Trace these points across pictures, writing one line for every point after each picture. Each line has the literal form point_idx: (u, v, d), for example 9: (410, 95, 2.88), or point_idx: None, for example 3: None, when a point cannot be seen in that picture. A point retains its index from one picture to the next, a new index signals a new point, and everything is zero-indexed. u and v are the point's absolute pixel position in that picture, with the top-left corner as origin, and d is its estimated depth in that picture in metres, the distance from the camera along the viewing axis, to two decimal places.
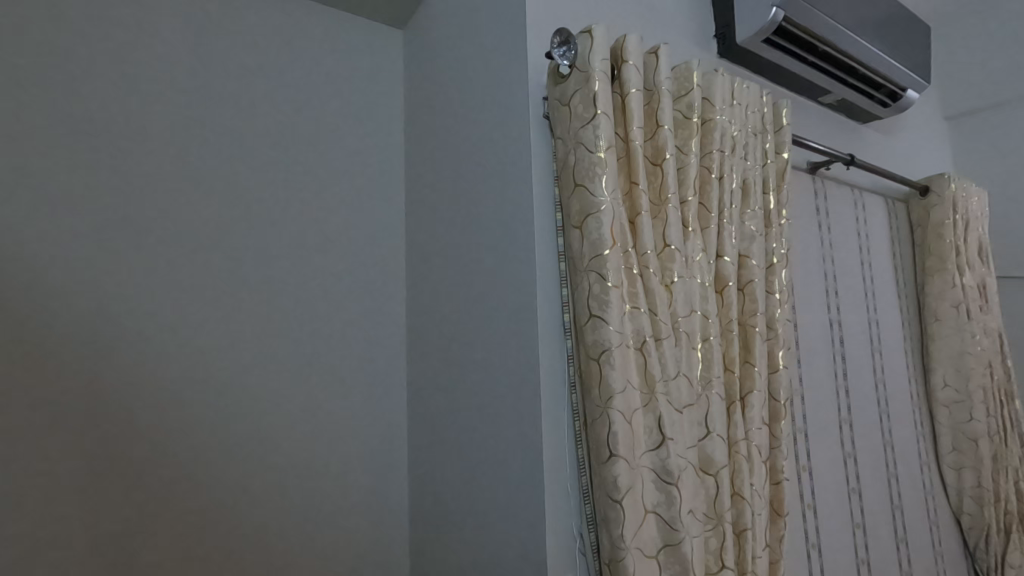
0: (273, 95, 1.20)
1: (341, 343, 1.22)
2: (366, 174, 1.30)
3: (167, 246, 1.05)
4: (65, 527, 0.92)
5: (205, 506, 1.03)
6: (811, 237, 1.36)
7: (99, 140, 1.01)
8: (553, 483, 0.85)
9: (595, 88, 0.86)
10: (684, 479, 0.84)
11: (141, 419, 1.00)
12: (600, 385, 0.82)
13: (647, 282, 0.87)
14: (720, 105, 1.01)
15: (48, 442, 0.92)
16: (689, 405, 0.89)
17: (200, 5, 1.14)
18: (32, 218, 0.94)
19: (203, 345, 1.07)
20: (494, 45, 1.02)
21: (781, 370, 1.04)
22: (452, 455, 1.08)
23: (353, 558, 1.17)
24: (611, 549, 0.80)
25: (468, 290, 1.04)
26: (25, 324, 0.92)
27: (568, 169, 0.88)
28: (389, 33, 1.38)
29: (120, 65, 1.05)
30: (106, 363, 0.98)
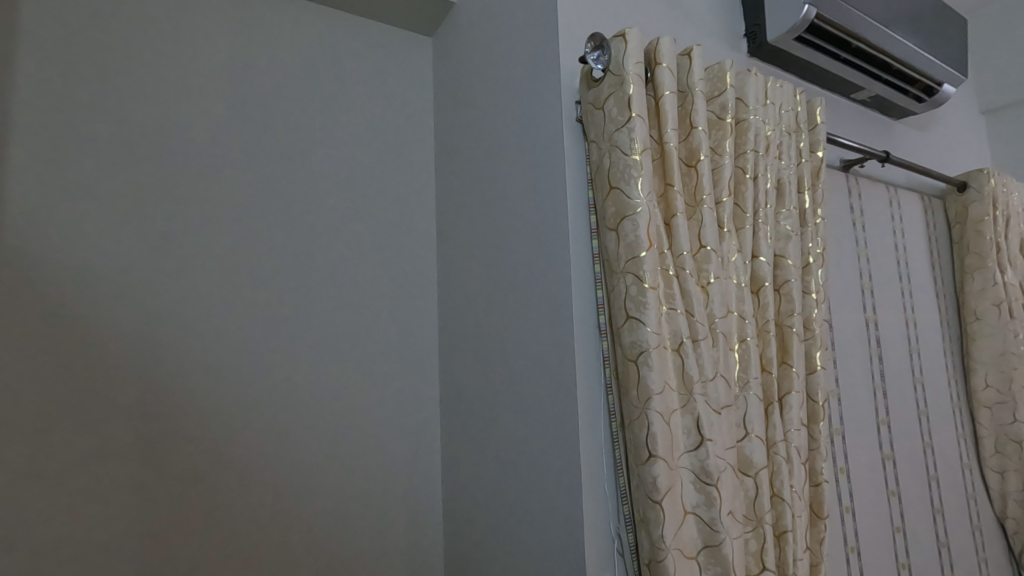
0: (308, 106, 1.24)
1: (376, 345, 1.24)
2: (398, 181, 1.32)
3: (211, 255, 1.10)
4: (120, 524, 0.97)
5: (249, 506, 1.07)
6: (845, 235, 1.34)
7: (146, 155, 1.06)
8: (590, 483, 0.86)
9: (629, 91, 0.87)
10: (724, 480, 0.84)
11: (189, 421, 1.04)
12: (638, 385, 0.82)
13: (683, 283, 0.87)
14: (754, 105, 1.00)
15: (104, 443, 0.97)
16: (727, 406, 0.89)
17: (238, 23, 1.19)
18: (86, 231, 1.00)
19: (245, 350, 1.11)
20: (524, 52, 1.03)
21: (818, 371, 1.04)
22: (486, 457, 1.10)
23: (390, 558, 1.19)
24: (651, 549, 0.80)
25: (502, 294, 1.06)
26: (80, 332, 0.98)
27: (602, 172, 0.89)
28: (418, 41, 1.41)
29: (164, 83, 1.10)
30: (155, 368, 1.03)
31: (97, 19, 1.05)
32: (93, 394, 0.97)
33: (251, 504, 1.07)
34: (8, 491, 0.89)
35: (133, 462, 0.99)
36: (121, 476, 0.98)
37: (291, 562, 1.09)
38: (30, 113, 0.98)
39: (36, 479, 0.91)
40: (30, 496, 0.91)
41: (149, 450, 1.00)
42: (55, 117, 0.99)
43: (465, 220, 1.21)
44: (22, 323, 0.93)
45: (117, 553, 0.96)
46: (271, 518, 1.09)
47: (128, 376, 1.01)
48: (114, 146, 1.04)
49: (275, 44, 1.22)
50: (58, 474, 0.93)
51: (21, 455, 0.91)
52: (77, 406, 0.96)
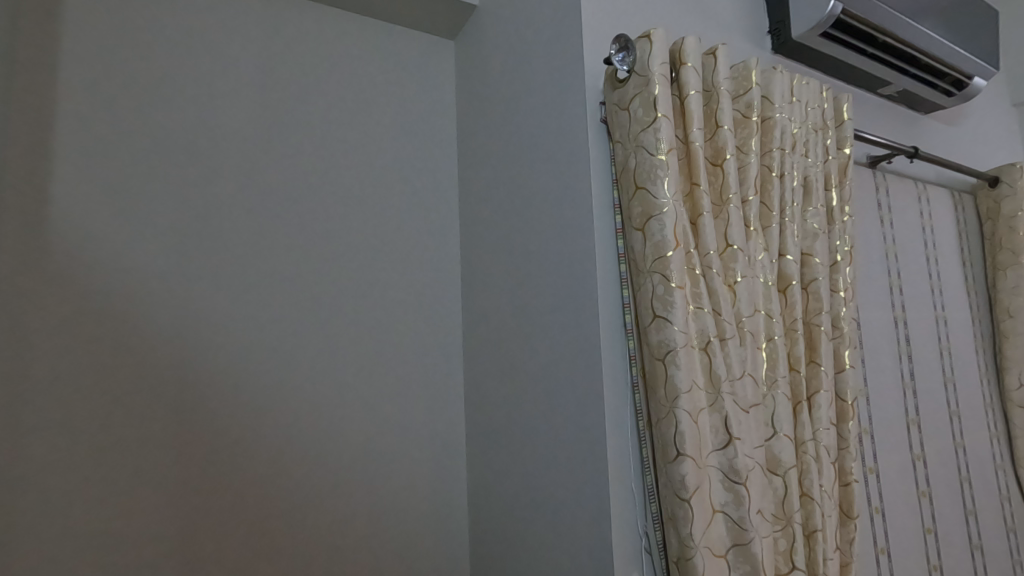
0: (334, 112, 1.26)
1: (402, 346, 1.26)
2: (422, 184, 1.34)
3: (243, 258, 1.13)
4: (155, 522, 1.00)
5: (278, 506, 1.10)
6: (873, 232, 1.32)
7: (181, 162, 1.10)
8: (618, 482, 0.86)
9: (655, 92, 0.87)
10: (753, 479, 0.85)
11: (223, 419, 1.08)
12: (665, 384, 0.83)
13: (710, 282, 0.88)
14: (780, 103, 1.00)
15: (145, 440, 1.01)
16: (755, 405, 0.89)
17: (267, 31, 1.22)
18: (126, 236, 1.04)
19: (276, 351, 1.14)
20: (548, 54, 1.04)
21: (847, 370, 1.03)
22: (512, 456, 1.11)
23: (417, 555, 1.21)
24: (679, 547, 0.81)
25: (527, 294, 1.07)
26: (122, 333, 1.02)
27: (628, 172, 0.90)
28: (440, 44, 1.42)
29: (198, 92, 1.13)
30: (191, 369, 1.07)
31: (132, 31, 1.09)
32: (130, 395, 1.01)
33: (280, 504, 1.10)
34: (53, 489, 0.93)
35: (168, 462, 1.02)
36: (157, 474, 1.01)
37: (319, 560, 1.12)
38: (70, 124, 1.01)
39: (79, 477, 0.95)
40: (74, 493, 0.95)
41: (184, 449, 1.04)
42: (96, 127, 1.03)
43: (488, 222, 1.22)
44: (65, 327, 0.97)
45: (152, 550, 0.99)
46: (300, 518, 1.11)
47: (166, 377, 1.04)
48: (151, 153, 1.07)
49: (301, 50, 1.25)
50: (99, 471, 0.97)
51: (64, 455, 0.95)
52: (116, 407, 1.00)
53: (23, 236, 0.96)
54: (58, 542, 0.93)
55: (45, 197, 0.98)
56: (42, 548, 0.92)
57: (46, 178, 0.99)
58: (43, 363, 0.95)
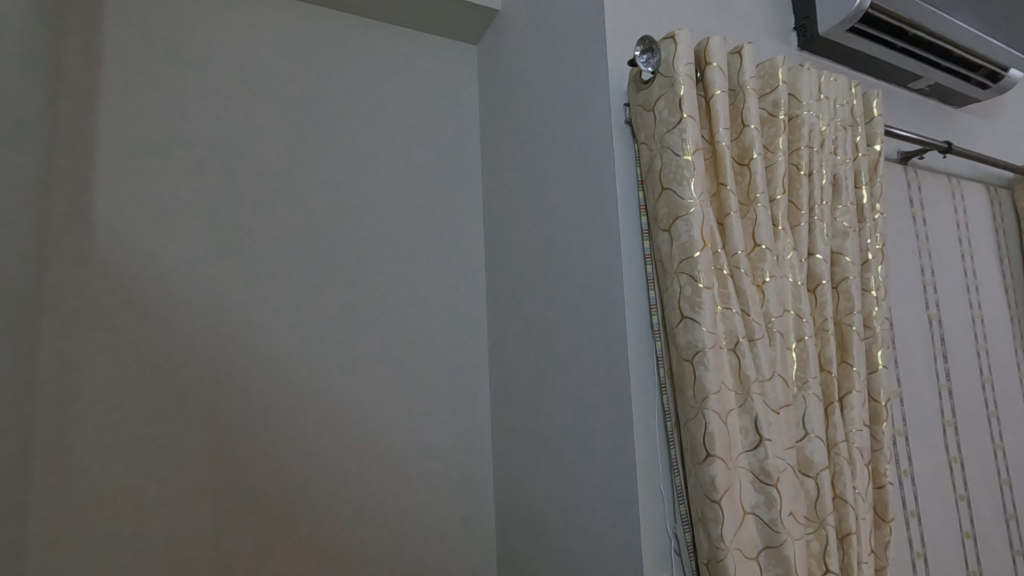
0: (361, 119, 1.29)
1: (428, 347, 1.28)
2: (446, 188, 1.36)
3: (274, 264, 1.16)
4: (191, 522, 1.03)
5: (308, 506, 1.12)
6: (905, 230, 1.30)
7: (216, 172, 1.13)
8: (646, 482, 0.86)
9: (680, 92, 0.87)
10: (784, 481, 0.84)
11: (257, 422, 1.11)
12: (694, 385, 0.83)
13: (738, 282, 0.87)
14: (808, 100, 0.99)
15: (183, 441, 1.05)
16: (786, 406, 0.88)
17: (296, 42, 1.25)
18: (164, 243, 1.08)
19: (307, 353, 1.16)
20: (571, 58, 1.05)
21: (880, 370, 1.01)
22: (539, 457, 1.12)
23: (445, 554, 1.23)
24: (710, 549, 0.80)
25: (553, 296, 1.08)
26: (161, 339, 1.06)
27: (653, 174, 0.90)
28: (463, 50, 1.44)
29: (230, 103, 1.17)
30: (227, 372, 1.10)
31: (168, 46, 1.13)
32: (167, 398, 1.05)
33: (310, 504, 1.12)
34: (97, 488, 0.98)
35: (203, 462, 1.06)
36: (193, 475, 1.05)
37: (349, 560, 1.14)
38: (111, 138, 1.06)
39: (122, 477, 1.00)
40: (116, 493, 0.99)
41: (218, 451, 1.07)
42: (136, 139, 1.08)
43: (512, 224, 1.24)
44: (108, 332, 1.02)
45: (189, 549, 1.03)
46: (329, 518, 1.13)
47: (203, 379, 1.08)
48: (188, 163, 1.11)
49: (328, 59, 1.27)
50: (139, 472, 1.01)
51: (108, 455, 0.99)
52: (154, 410, 1.03)
53: (69, 245, 1.01)
54: (102, 540, 0.97)
55: (88, 208, 1.03)
56: (87, 546, 0.96)
57: (89, 189, 1.03)
58: (87, 367, 1.00)
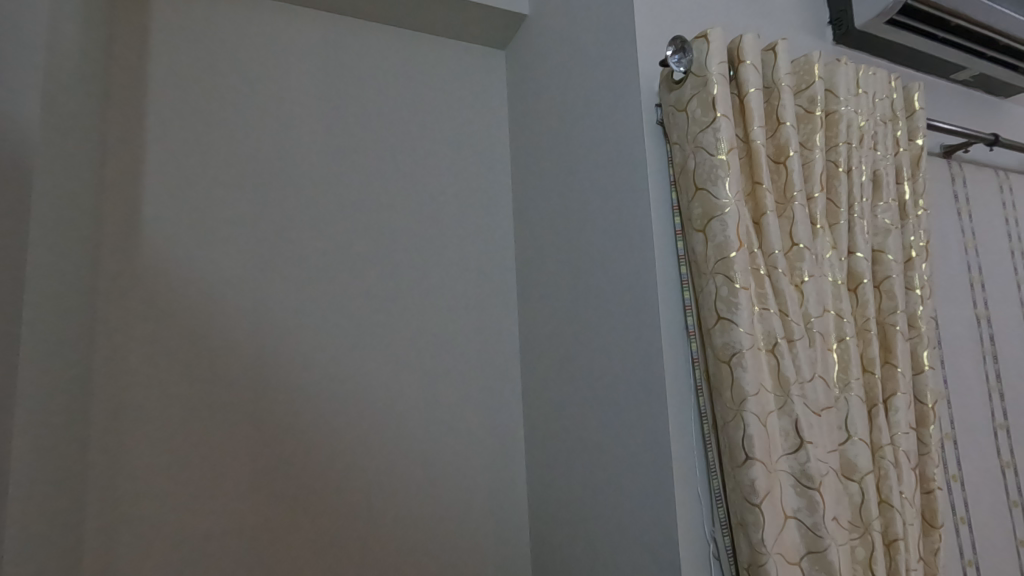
0: (392, 126, 1.31)
1: (461, 350, 1.30)
2: (476, 192, 1.37)
3: (312, 270, 1.19)
4: (233, 524, 1.07)
5: (345, 508, 1.14)
6: (949, 226, 1.25)
7: (255, 182, 1.17)
8: (683, 485, 0.86)
9: (713, 91, 0.86)
10: (827, 485, 0.82)
11: (296, 424, 1.14)
12: (732, 387, 0.82)
13: (776, 282, 0.86)
14: (845, 96, 0.97)
15: (227, 443, 1.08)
16: (828, 408, 0.86)
17: (329, 53, 1.28)
18: (207, 252, 1.12)
19: (343, 357, 1.19)
20: (600, 60, 1.05)
21: (926, 371, 0.98)
22: (573, 458, 1.12)
23: (479, 555, 1.24)
24: (750, 553, 0.79)
25: (585, 298, 1.08)
26: (204, 343, 1.09)
27: (687, 174, 0.89)
28: (492, 55, 1.46)
29: (268, 115, 1.20)
30: (266, 375, 1.13)
31: (209, 61, 1.17)
32: (210, 401, 1.08)
33: (346, 507, 1.14)
34: (146, 491, 1.02)
35: (244, 466, 1.09)
36: (236, 477, 1.08)
37: (385, 562, 1.15)
38: (158, 152, 1.11)
39: (170, 477, 1.04)
40: (163, 495, 1.03)
41: (257, 454, 1.10)
42: (180, 152, 1.12)
43: (543, 227, 1.24)
44: (155, 339, 1.06)
45: (230, 551, 1.06)
46: (364, 520, 1.15)
47: (245, 382, 1.11)
48: (228, 175, 1.15)
49: (361, 69, 1.30)
50: (184, 475, 1.05)
51: (158, 455, 1.03)
52: (198, 413, 1.07)
53: (119, 255, 1.06)
54: (150, 542, 1.01)
55: (137, 220, 1.08)
56: (137, 546, 1.00)
57: (138, 201, 1.08)
58: (138, 372, 1.04)
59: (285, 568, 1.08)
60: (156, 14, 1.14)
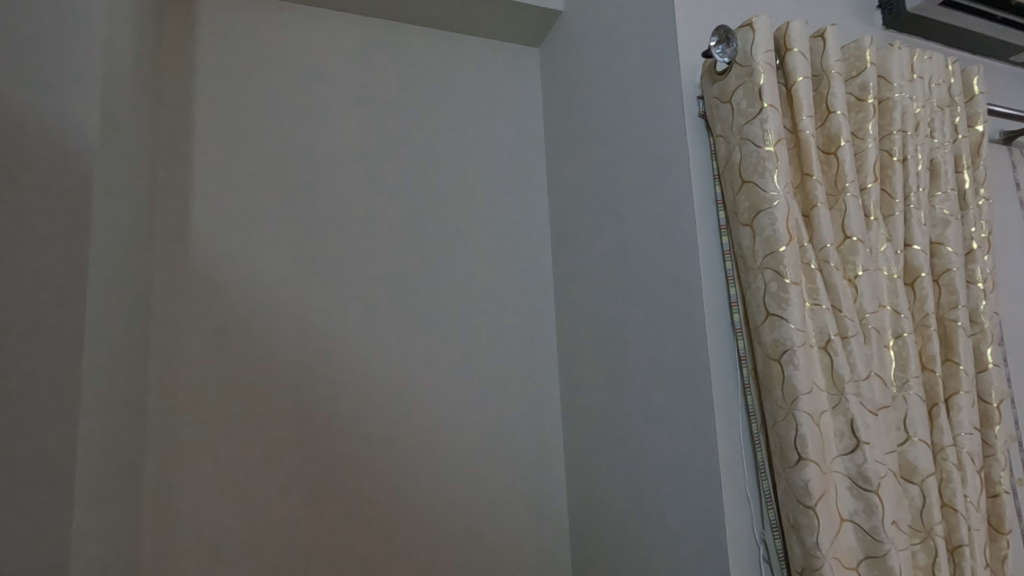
0: (429, 126, 1.32)
1: (499, 348, 1.29)
2: (512, 190, 1.37)
3: (353, 271, 1.21)
4: (280, 519, 1.09)
5: (387, 508, 1.16)
6: (1012, 216, 1.19)
7: (296, 185, 1.20)
8: (731, 486, 0.83)
9: (759, 81, 0.84)
10: (886, 487, 0.79)
11: (340, 423, 1.16)
12: (783, 385, 0.79)
13: (828, 277, 0.83)
14: (899, 82, 0.93)
15: (274, 440, 1.11)
16: (885, 407, 0.83)
17: (366, 55, 1.30)
18: (252, 254, 1.15)
19: (383, 357, 1.20)
20: (639, 53, 1.03)
21: (990, 369, 0.93)
22: (615, 458, 1.10)
23: (519, 554, 1.24)
24: (804, 557, 0.76)
25: (626, 295, 1.06)
26: (251, 342, 1.12)
27: (732, 167, 0.87)
28: (526, 52, 1.45)
29: (308, 119, 1.23)
30: (310, 375, 1.15)
31: (252, 68, 1.21)
32: (256, 401, 1.11)
33: (387, 508, 1.16)
34: (198, 491, 1.05)
35: (288, 467, 1.11)
36: (282, 473, 1.10)
37: (427, 563, 1.16)
38: (205, 158, 1.14)
39: (220, 471, 1.07)
40: (214, 490, 1.06)
41: (301, 455, 1.12)
42: (226, 157, 1.16)
43: (582, 225, 1.23)
44: (205, 338, 1.10)
45: (277, 553, 1.08)
46: (406, 521, 1.16)
47: (289, 382, 1.14)
48: (271, 178, 1.18)
49: (398, 70, 1.32)
50: (232, 477, 1.07)
51: (208, 451, 1.07)
52: (245, 414, 1.10)
53: (171, 257, 1.10)
54: (200, 541, 1.04)
55: (187, 224, 1.11)
56: (189, 548, 1.03)
57: (188, 205, 1.12)
58: (189, 373, 1.08)
59: (330, 569, 1.10)
60: (203, 24, 1.18)
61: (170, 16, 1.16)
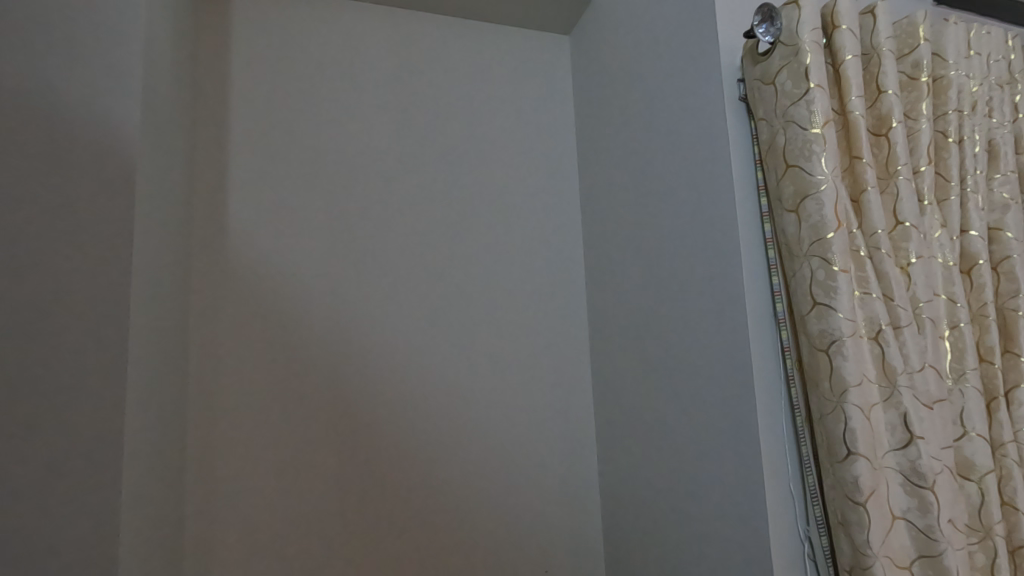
0: (459, 117, 1.31)
1: (531, 341, 1.28)
2: (542, 181, 1.35)
3: (385, 264, 1.21)
4: (315, 509, 1.10)
5: (420, 500, 1.16)
6: None
7: (328, 178, 1.20)
8: (774, 481, 0.81)
9: (806, 60, 0.80)
10: (941, 484, 0.75)
11: (374, 415, 1.16)
12: (831, 376, 0.76)
13: (879, 264, 0.79)
14: (955, 59, 0.88)
15: (309, 431, 1.12)
16: (940, 401, 0.79)
17: (397, 47, 1.29)
18: (287, 247, 1.16)
19: (414, 350, 1.20)
20: (675, 37, 1.00)
21: None
22: (650, 452, 1.08)
23: (552, 548, 1.22)
24: (854, 555, 0.73)
25: (663, 286, 1.04)
26: (285, 335, 1.13)
27: (776, 151, 0.83)
28: (557, 40, 1.43)
29: (340, 112, 1.23)
30: (344, 368, 1.16)
31: (285, 62, 1.21)
32: (292, 392, 1.12)
33: (421, 501, 1.16)
34: (236, 480, 1.07)
35: (324, 458, 1.12)
36: (318, 463, 1.12)
37: (460, 560, 1.16)
38: (240, 151, 1.16)
39: (256, 461, 1.08)
40: (251, 480, 1.08)
41: (335, 448, 1.13)
42: (261, 151, 1.17)
43: (616, 215, 1.20)
44: (242, 331, 1.11)
45: (312, 542, 1.09)
46: (439, 512, 1.17)
47: (325, 375, 1.15)
48: (305, 172, 1.19)
49: (429, 60, 1.31)
50: (268, 466, 1.09)
51: (245, 441, 1.08)
52: (281, 405, 1.11)
53: (208, 251, 1.12)
54: (238, 528, 1.06)
55: (223, 217, 1.13)
56: (226, 540, 1.05)
57: (224, 199, 1.14)
58: (227, 365, 1.09)
59: (364, 564, 1.11)
60: (237, 19, 1.20)
61: (207, 12, 1.18)
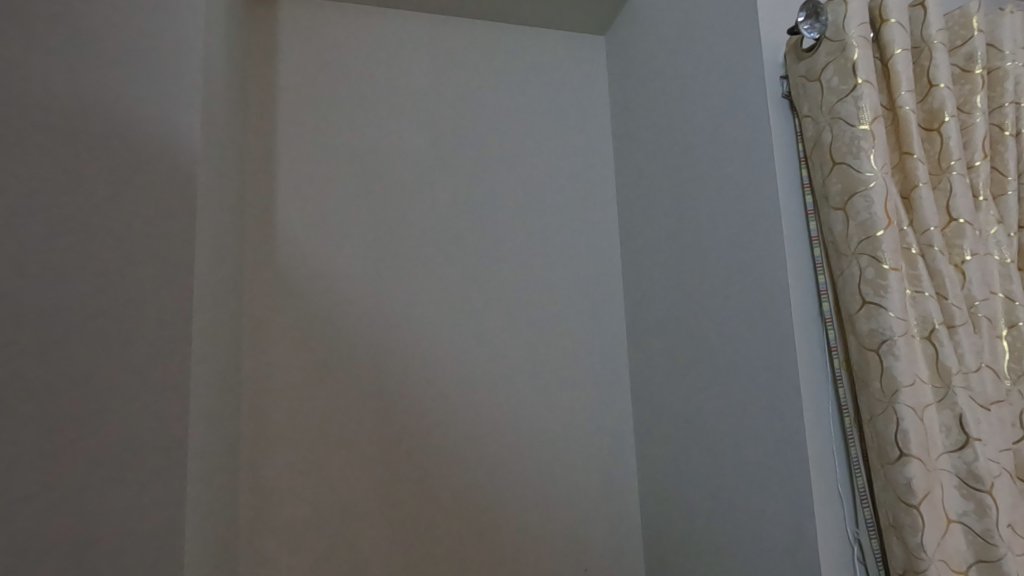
0: (495, 121, 1.33)
1: (568, 341, 1.29)
2: (579, 182, 1.36)
3: (426, 266, 1.24)
4: (361, 503, 1.14)
5: (461, 497, 1.18)
6: None
7: (371, 184, 1.24)
8: (821, 482, 0.80)
9: (853, 56, 0.79)
10: (999, 487, 0.73)
11: (416, 414, 1.19)
12: (881, 377, 0.75)
13: (931, 262, 0.78)
14: (1012, 50, 0.85)
15: (355, 428, 1.16)
16: (998, 402, 0.77)
17: (435, 53, 1.32)
18: (332, 251, 1.20)
19: (454, 350, 1.23)
20: (715, 35, 1.00)
21: None
22: (690, 454, 1.08)
23: (591, 547, 1.23)
24: (906, 559, 0.72)
25: (704, 286, 1.03)
26: (331, 336, 1.17)
27: (821, 148, 0.82)
28: (592, 40, 1.43)
29: (380, 118, 1.27)
30: (387, 368, 1.19)
31: (329, 71, 1.26)
32: (340, 391, 1.16)
33: (463, 497, 1.18)
34: (287, 474, 1.11)
35: (369, 454, 1.16)
36: (364, 459, 1.15)
37: (499, 556, 1.18)
38: (287, 158, 1.20)
39: (305, 456, 1.13)
40: (300, 474, 1.12)
41: (380, 445, 1.17)
42: (306, 159, 1.21)
43: (655, 216, 1.20)
44: (291, 332, 1.16)
45: (358, 535, 1.12)
46: (479, 509, 1.19)
47: (369, 374, 1.18)
48: (348, 178, 1.23)
49: (466, 65, 1.34)
50: (316, 461, 1.13)
51: (295, 436, 1.13)
52: (328, 404, 1.15)
53: (258, 255, 1.16)
54: (288, 520, 1.10)
55: (272, 223, 1.18)
56: (277, 532, 1.09)
57: (272, 205, 1.18)
58: (276, 364, 1.14)
59: (407, 557, 1.14)
60: (284, 31, 1.24)
61: (256, 24, 1.23)
